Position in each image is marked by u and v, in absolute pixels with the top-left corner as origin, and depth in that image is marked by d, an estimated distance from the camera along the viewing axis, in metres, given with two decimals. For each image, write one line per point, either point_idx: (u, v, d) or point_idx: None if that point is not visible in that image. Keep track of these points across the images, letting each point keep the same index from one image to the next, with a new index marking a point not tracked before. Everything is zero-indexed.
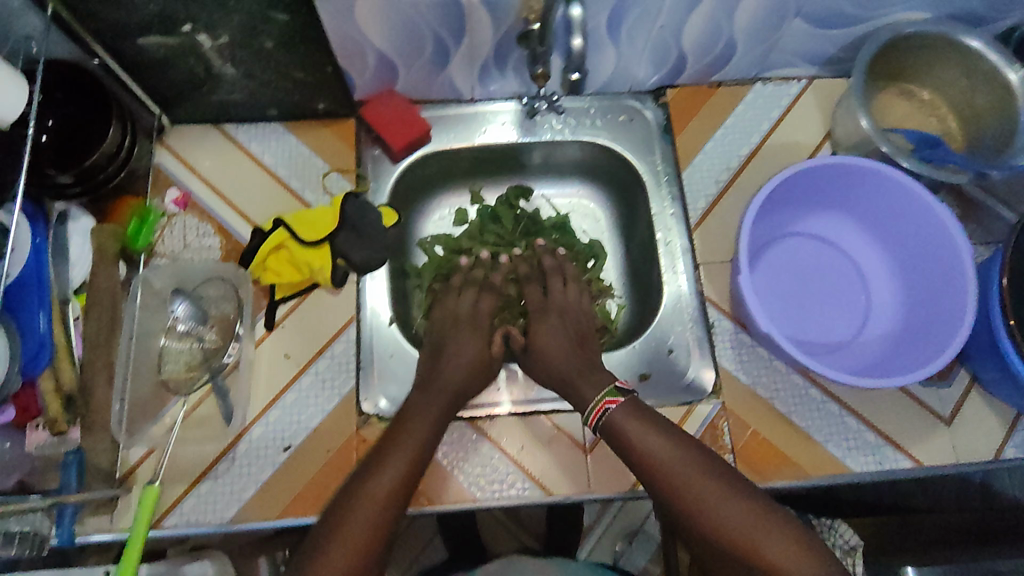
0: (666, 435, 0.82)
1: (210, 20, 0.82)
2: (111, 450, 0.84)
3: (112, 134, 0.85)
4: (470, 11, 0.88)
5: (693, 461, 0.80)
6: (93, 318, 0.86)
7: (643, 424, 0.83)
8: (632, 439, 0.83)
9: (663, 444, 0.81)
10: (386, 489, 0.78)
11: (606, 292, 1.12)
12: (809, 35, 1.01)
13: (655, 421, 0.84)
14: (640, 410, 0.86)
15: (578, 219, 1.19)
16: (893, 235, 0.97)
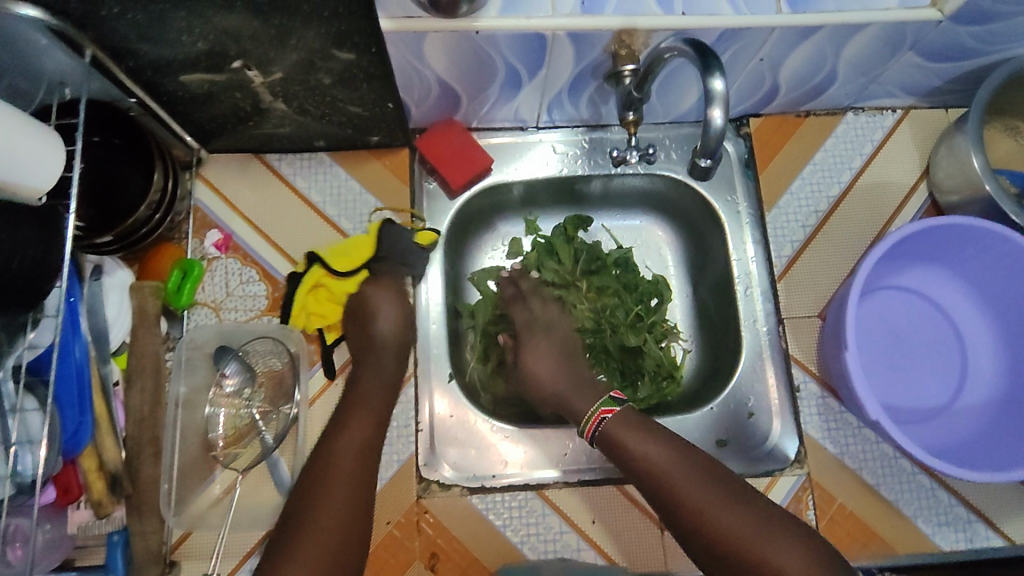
0: (660, 440, 0.77)
1: (265, 58, 0.72)
2: (160, 534, 0.77)
3: (158, 178, 0.79)
4: (553, 44, 0.78)
5: (689, 467, 0.74)
6: (136, 388, 0.78)
7: (636, 430, 0.78)
8: (627, 447, 0.78)
9: (658, 451, 0.76)
10: (346, 458, 0.74)
11: (671, 335, 1.01)
12: (919, 68, 0.91)
13: (646, 428, 0.78)
14: (635, 417, 0.81)
15: (642, 255, 1.08)
16: (1000, 297, 0.89)
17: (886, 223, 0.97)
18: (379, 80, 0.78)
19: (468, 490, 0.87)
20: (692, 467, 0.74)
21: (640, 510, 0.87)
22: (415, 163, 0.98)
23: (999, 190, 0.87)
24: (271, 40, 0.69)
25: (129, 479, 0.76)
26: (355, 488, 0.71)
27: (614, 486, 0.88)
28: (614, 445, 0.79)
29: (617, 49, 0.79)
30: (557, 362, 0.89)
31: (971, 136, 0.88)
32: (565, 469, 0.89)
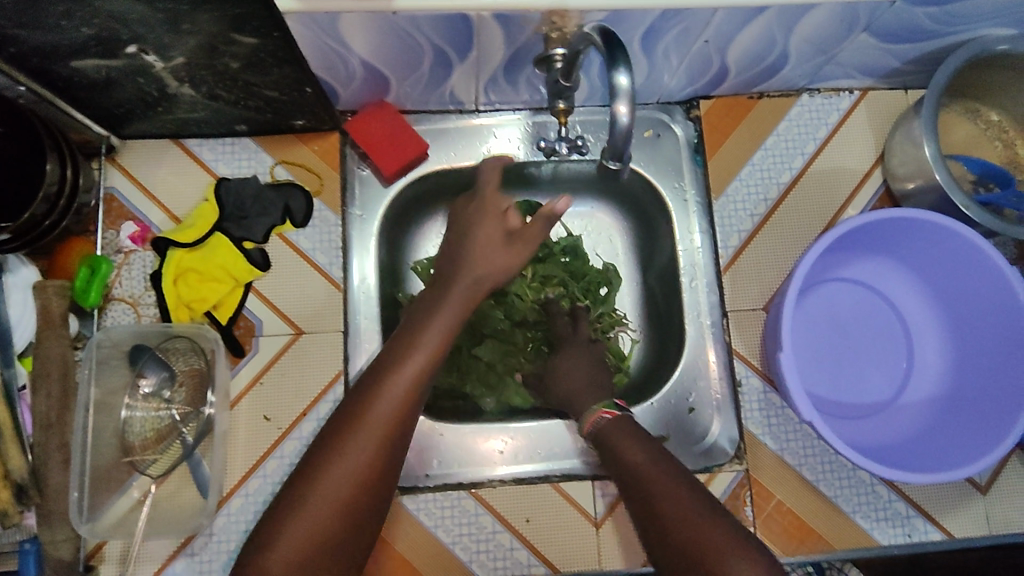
0: (648, 443, 0.70)
1: (161, 42, 0.67)
2: (73, 541, 0.77)
3: (51, 169, 0.76)
4: (479, 26, 0.72)
5: (665, 470, 0.66)
6: (42, 394, 0.77)
7: (626, 433, 0.73)
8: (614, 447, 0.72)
9: (642, 453, 0.69)
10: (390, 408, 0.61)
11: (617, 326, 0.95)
12: (875, 50, 0.86)
13: (638, 432, 0.73)
14: (631, 422, 0.75)
15: (591, 242, 1.02)
16: (949, 291, 0.86)
17: (835, 213, 0.94)
18: (290, 65, 0.73)
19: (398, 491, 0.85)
20: (666, 469, 0.66)
21: (573, 508, 0.86)
22: (347, 148, 0.92)
23: (949, 181, 0.82)
24: (162, 24, 0.63)
25: (36, 488, 0.76)
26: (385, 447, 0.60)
27: (548, 484, 0.86)
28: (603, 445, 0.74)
29: (549, 30, 0.73)
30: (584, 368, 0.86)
31: (926, 120, 0.84)
32: (500, 467, 0.87)
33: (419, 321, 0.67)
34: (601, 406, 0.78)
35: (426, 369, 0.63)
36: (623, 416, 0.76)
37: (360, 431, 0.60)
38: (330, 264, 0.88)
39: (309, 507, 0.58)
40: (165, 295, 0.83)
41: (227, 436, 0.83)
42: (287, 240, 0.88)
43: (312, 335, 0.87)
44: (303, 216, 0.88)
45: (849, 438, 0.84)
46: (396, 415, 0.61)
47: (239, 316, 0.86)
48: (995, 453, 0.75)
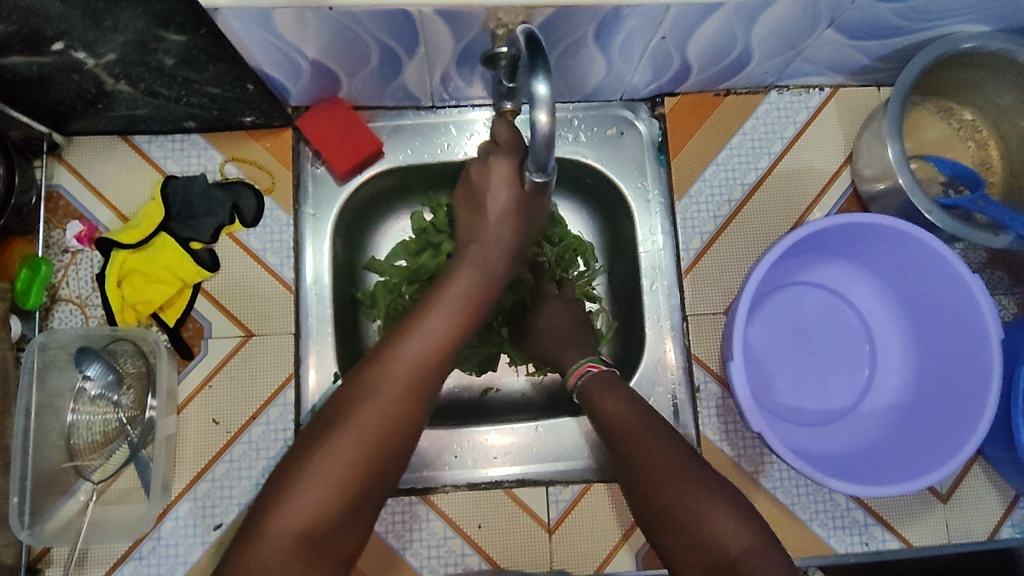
0: (627, 395, 0.70)
1: (88, 39, 0.65)
2: (15, 545, 0.77)
3: None
4: (421, 22, 0.70)
5: (645, 420, 0.66)
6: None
7: (608, 388, 0.72)
8: (594, 400, 0.71)
9: (624, 406, 0.68)
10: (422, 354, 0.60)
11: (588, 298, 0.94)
12: (841, 47, 0.83)
13: (619, 386, 0.72)
14: (614, 378, 0.74)
15: (569, 217, 0.98)
16: (913, 297, 0.84)
17: (800, 215, 0.92)
18: (226, 61, 0.71)
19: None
20: (648, 421, 0.66)
21: (526, 514, 0.85)
22: (301, 145, 0.90)
23: (911, 184, 0.80)
24: (83, 20, 0.62)
25: None
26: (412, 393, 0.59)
27: (501, 490, 0.85)
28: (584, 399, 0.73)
29: (495, 27, 0.71)
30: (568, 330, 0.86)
31: (891, 122, 0.81)
32: (494, 469, 0.87)
33: (441, 283, 0.66)
34: (588, 361, 0.77)
35: (452, 328, 0.62)
36: (609, 372, 0.75)
37: (384, 380, 0.58)
38: (281, 266, 0.87)
39: (339, 450, 0.56)
40: (109, 297, 0.82)
41: (175, 439, 0.82)
42: (237, 239, 0.87)
43: (263, 336, 0.85)
44: (253, 216, 0.87)
45: (806, 445, 0.83)
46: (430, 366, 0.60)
47: (187, 318, 0.85)
48: (953, 463, 0.73)
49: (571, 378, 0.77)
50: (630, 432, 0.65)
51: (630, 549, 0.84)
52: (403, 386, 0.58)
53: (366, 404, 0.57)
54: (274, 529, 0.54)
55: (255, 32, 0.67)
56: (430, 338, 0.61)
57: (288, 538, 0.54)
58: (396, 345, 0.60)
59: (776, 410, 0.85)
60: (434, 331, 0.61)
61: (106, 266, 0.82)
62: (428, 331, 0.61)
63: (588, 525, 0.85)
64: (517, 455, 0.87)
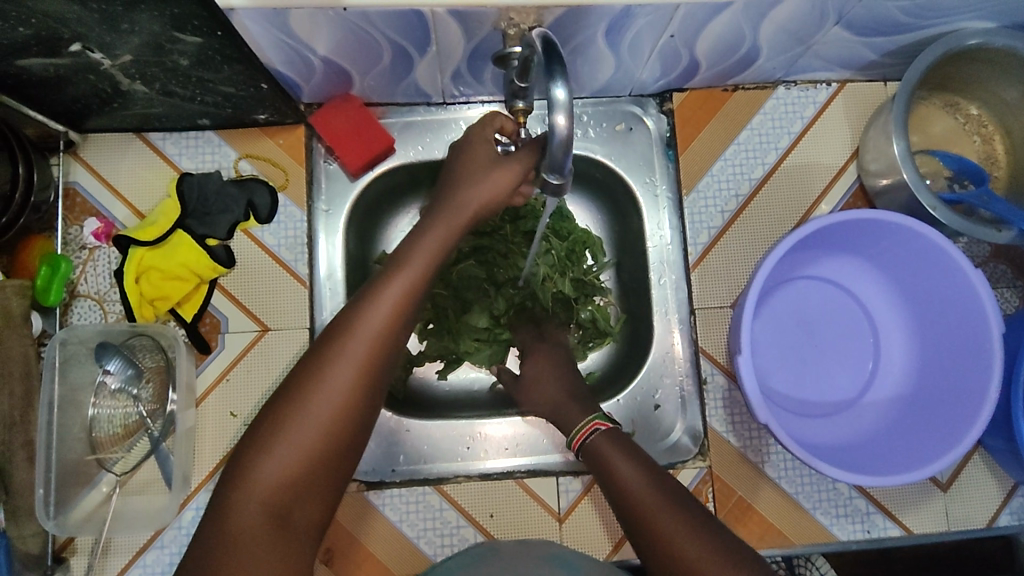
0: (641, 462, 0.69)
1: (105, 41, 0.66)
2: (41, 535, 0.79)
3: None
4: (434, 21, 0.70)
5: (662, 492, 0.65)
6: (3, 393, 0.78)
7: (620, 452, 0.70)
8: (607, 468, 0.70)
9: (635, 473, 0.67)
10: (384, 318, 0.59)
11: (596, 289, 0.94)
12: (848, 43, 0.84)
13: (632, 450, 0.71)
14: (624, 441, 0.73)
15: (579, 212, 0.99)
16: (916, 292, 0.85)
17: (808, 209, 0.93)
18: (240, 63, 0.72)
19: (362, 483, 0.86)
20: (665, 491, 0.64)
21: (537, 504, 0.86)
22: (313, 142, 0.91)
23: (916, 180, 0.82)
24: (101, 24, 0.63)
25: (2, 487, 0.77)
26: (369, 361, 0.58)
27: (512, 480, 0.87)
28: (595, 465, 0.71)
29: (507, 26, 0.72)
30: None
31: (897, 116, 0.82)
32: (505, 459, 0.89)
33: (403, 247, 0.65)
34: (595, 418, 0.76)
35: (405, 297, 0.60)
36: (617, 431, 0.74)
37: (343, 351, 0.58)
38: (295, 261, 0.88)
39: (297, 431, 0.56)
40: (128, 293, 0.83)
41: (194, 432, 0.84)
42: (252, 235, 0.88)
43: (278, 331, 0.87)
44: (268, 212, 0.88)
45: (808, 436, 0.84)
46: (385, 329, 0.59)
47: (204, 313, 0.86)
48: (955, 452, 0.75)
49: (574, 441, 0.75)
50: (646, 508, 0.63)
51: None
52: (362, 352, 0.58)
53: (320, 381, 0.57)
54: (239, 505, 0.55)
55: (267, 31, 0.68)
56: (384, 310, 0.59)
57: (255, 508, 0.55)
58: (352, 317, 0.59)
59: (781, 401, 0.86)
60: (391, 301, 0.60)
61: (124, 262, 0.84)
62: (384, 301, 0.60)
63: (598, 514, 0.87)
64: (527, 446, 0.89)
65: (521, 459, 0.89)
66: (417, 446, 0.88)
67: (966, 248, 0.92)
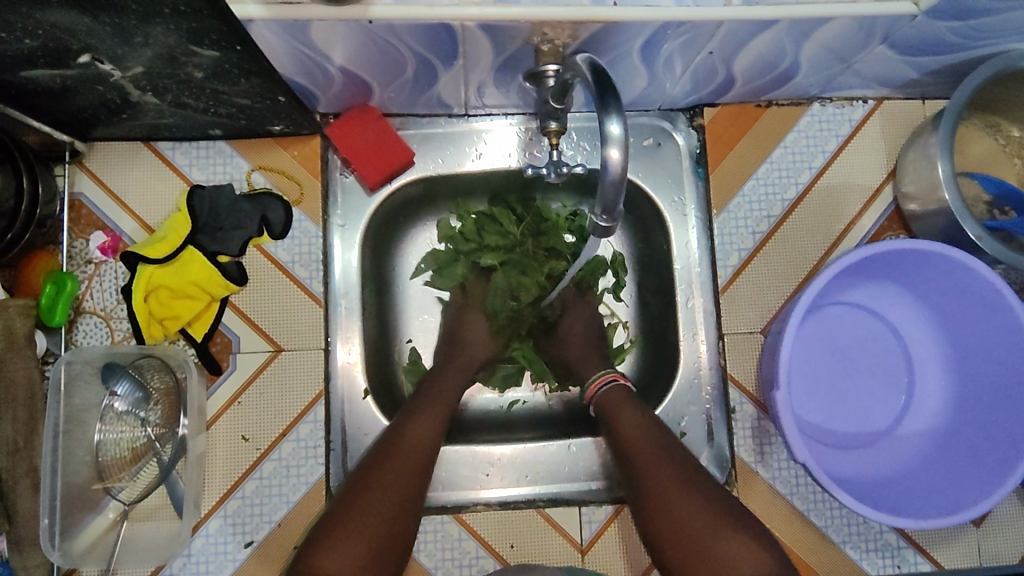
0: (647, 418, 0.76)
1: (116, 53, 0.62)
2: (47, 565, 0.76)
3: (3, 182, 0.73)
4: (463, 35, 0.65)
5: (659, 445, 0.74)
6: (7, 418, 0.75)
7: (629, 407, 0.78)
8: (614, 421, 0.77)
9: (643, 427, 0.75)
10: (422, 432, 0.75)
11: None
12: (894, 61, 0.79)
13: (636, 405, 0.78)
14: (635, 397, 0.79)
15: None
16: (956, 321, 0.83)
17: (841, 231, 0.90)
18: (258, 76, 0.68)
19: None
20: (665, 449, 0.73)
21: (559, 535, 0.84)
22: (330, 154, 0.87)
23: (960, 206, 0.78)
24: (113, 37, 0.59)
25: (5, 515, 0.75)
26: (414, 466, 0.72)
27: (534, 509, 0.84)
28: (604, 416, 0.79)
29: (540, 42, 0.66)
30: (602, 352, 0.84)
31: (942, 136, 0.79)
32: (526, 487, 0.86)
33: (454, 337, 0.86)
34: (610, 371, 0.82)
35: (440, 408, 0.78)
36: (629, 387, 0.80)
37: (394, 460, 0.72)
38: (310, 278, 0.85)
39: (357, 516, 0.67)
40: (135, 313, 0.80)
41: (205, 457, 0.81)
42: (266, 251, 0.84)
43: (293, 351, 0.83)
44: (282, 228, 0.84)
45: (841, 469, 0.82)
46: (424, 443, 0.74)
47: (215, 333, 0.83)
48: (1000, 490, 0.73)
49: (587, 393, 0.82)
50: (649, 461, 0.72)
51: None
52: (408, 459, 0.72)
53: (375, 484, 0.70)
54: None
55: (287, 41, 0.63)
56: (422, 424, 0.76)
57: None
58: (398, 441, 0.74)
59: (812, 432, 0.84)
60: (424, 424, 0.76)
61: (132, 279, 0.80)
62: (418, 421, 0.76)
63: (621, 547, 0.84)
64: (549, 474, 0.86)
65: (542, 487, 0.86)
66: (434, 473, 0.85)
67: (1003, 275, 0.89)
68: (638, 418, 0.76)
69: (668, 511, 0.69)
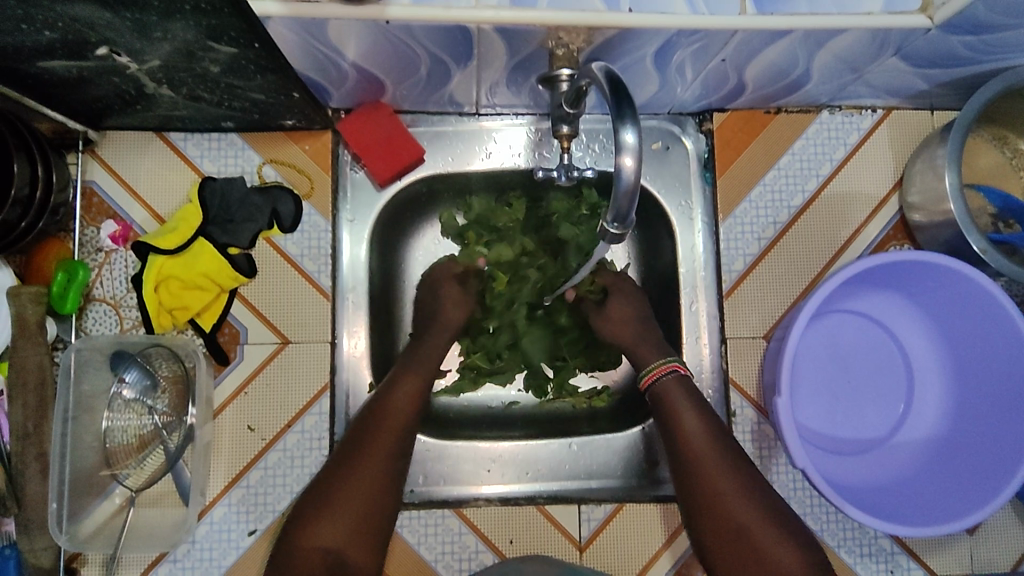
0: (710, 420, 0.76)
1: (135, 47, 0.63)
2: (53, 549, 0.78)
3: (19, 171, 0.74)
4: (478, 37, 0.65)
5: (720, 446, 0.75)
6: (17, 403, 0.76)
7: (689, 404, 0.76)
8: (673, 413, 0.76)
9: (707, 430, 0.75)
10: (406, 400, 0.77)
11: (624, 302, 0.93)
12: (905, 73, 0.79)
13: (701, 404, 0.77)
14: (692, 390, 0.78)
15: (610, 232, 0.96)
16: (958, 332, 0.83)
17: (846, 239, 0.91)
18: (273, 73, 0.69)
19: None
20: (730, 455, 0.74)
21: (558, 531, 0.85)
22: (340, 149, 0.87)
23: (966, 218, 0.78)
24: (132, 31, 0.60)
25: (14, 498, 0.76)
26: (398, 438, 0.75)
27: (534, 506, 0.86)
28: (661, 409, 0.77)
29: (554, 45, 0.67)
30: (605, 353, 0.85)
31: (951, 148, 0.79)
32: (526, 484, 0.87)
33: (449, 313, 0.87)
34: (670, 361, 0.79)
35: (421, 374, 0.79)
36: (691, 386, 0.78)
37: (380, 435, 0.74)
38: (318, 272, 0.85)
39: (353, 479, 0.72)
40: (146, 302, 0.81)
41: (211, 447, 0.82)
42: (275, 244, 0.85)
43: (300, 344, 0.84)
44: (292, 221, 0.85)
45: (839, 476, 0.83)
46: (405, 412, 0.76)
47: (223, 323, 0.84)
48: (994, 502, 0.75)
49: (645, 380, 0.79)
50: (710, 461, 0.74)
51: (679, 549, 0.85)
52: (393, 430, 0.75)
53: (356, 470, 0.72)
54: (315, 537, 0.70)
55: (304, 39, 0.63)
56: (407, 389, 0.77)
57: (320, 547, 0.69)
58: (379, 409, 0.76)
59: (811, 438, 0.85)
60: (405, 392, 0.77)
61: (142, 268, 0.81)
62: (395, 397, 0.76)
63: (620, 544, 0.85)
64: (549, 473, 0.87)
65: (543, 485, 0.87)
66: (438, 468, 0.87)
67: (1006, 288, 0.89)
68: (700, 420, 0.76)
69: (721, 508, 0.72)
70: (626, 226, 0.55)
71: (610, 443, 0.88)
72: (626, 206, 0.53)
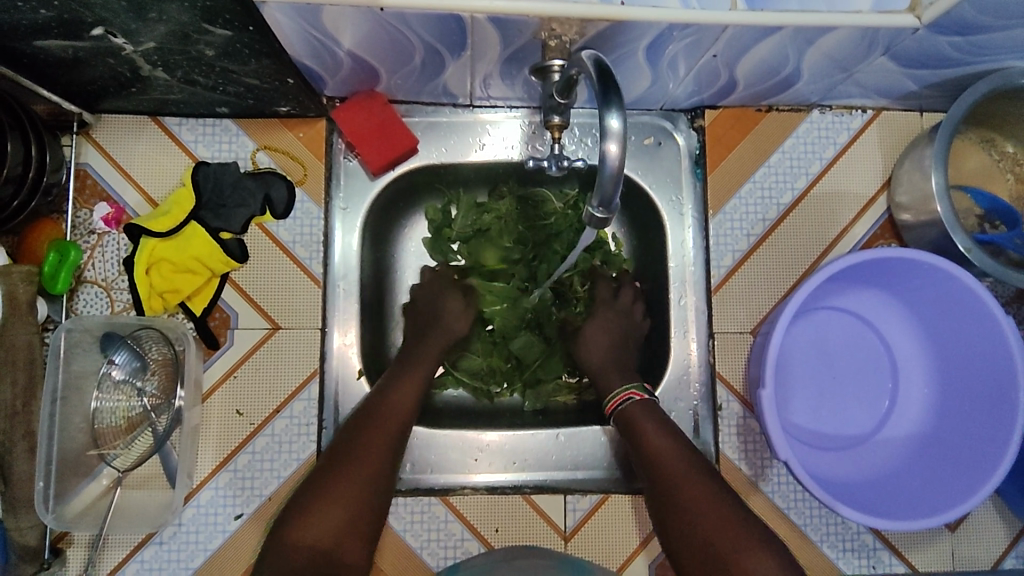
0: (672, 436, 0.76)
1: (130, 28, 0.63)
2: (38, 528, 0.78)
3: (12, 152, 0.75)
4: (472, 27, 0.65)
5: (686, 459, 0.74)
6: (7, 381, 0.77)
7: (654, 420, 0.77)
8: (639, 430, 0.76)
9: (670, 444, 0.75)
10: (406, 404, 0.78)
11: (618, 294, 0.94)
12: (893, 73, 0.80)
13: (666, 420, 0.77)
14: (659, 410, 0.79)
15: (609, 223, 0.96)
16: (942, 331, 0.84)
17: (834, 238, 0.92)
18: (268, 57, 0.69)
19: None
20: (697, 468, 0.73)
21: (543, 521, 0.86)
22: (334, 137, 0.88)
23: (951, 217, 0.79)
24: (127, 12, 0.60)
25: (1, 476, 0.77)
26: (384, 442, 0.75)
27: (521, 495, 0.86)
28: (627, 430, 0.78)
29: (547, 37, 0.67)
30: (598, 344, 0.86)
31: (938, 148, 0.80)
32: (513, 473, 0.88)
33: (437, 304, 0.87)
34: (630, 387, 0.80)
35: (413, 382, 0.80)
36: (652, 401, 0.79)
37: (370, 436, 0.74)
38: (310, 259, 0.86)
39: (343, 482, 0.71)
40: (137, 284, 0.82)
41: (199, 431, 0.82)
42: (268, 230, 0.85)
43: (291, 330, 0.84)
44: (284, 207, 0.85)
45: (822, 471, 0.84)
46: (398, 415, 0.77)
47: (214, 308, 0.84)
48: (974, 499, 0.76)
49: (610, 406, 0.81)
50: (680, 478, 0.72)
51: (650, 555, 0.85)
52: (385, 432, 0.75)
53: (339, 469, 0.72)
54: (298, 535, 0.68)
55: (299, 25, 0.64)
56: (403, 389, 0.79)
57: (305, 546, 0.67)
58: (377, 408, 0.77)
59: (795, 433, 0.86)
60: (401, 396, 0.78)
61: (135, 251, 0.82)
62: (396, 395, 0.78)
63: (603, 536, 0.86)
64: (535, 463, 0.88)
65: (531, 475, 0.88)
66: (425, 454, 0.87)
67: (991, 288, 0.91)
68: (663, 434, 0.76)
69: (686, 519, 0.70)
70: (610, 211, 0.56)
71: (598, 435, 0.89)
72: (609, 192, 0.54)
